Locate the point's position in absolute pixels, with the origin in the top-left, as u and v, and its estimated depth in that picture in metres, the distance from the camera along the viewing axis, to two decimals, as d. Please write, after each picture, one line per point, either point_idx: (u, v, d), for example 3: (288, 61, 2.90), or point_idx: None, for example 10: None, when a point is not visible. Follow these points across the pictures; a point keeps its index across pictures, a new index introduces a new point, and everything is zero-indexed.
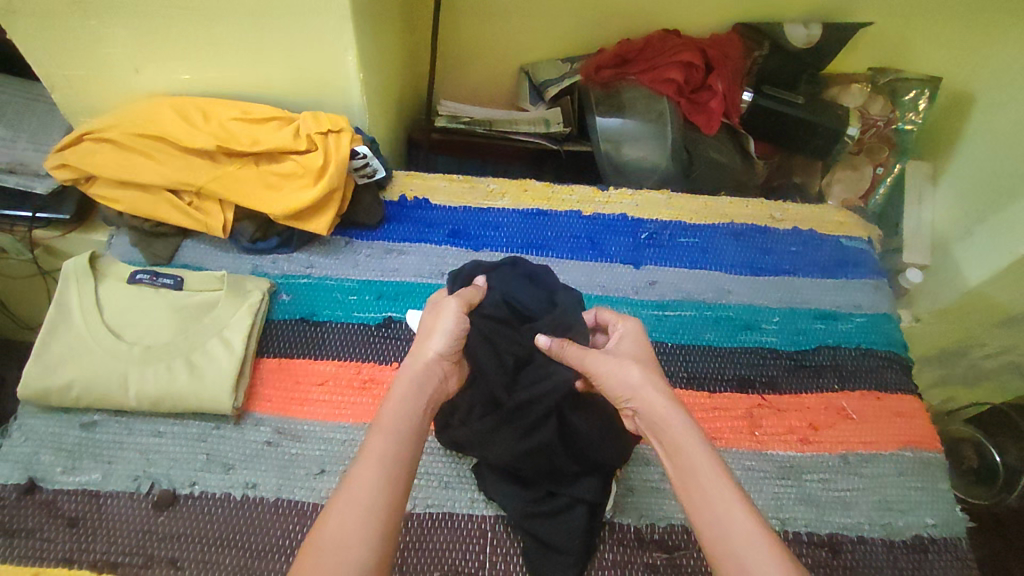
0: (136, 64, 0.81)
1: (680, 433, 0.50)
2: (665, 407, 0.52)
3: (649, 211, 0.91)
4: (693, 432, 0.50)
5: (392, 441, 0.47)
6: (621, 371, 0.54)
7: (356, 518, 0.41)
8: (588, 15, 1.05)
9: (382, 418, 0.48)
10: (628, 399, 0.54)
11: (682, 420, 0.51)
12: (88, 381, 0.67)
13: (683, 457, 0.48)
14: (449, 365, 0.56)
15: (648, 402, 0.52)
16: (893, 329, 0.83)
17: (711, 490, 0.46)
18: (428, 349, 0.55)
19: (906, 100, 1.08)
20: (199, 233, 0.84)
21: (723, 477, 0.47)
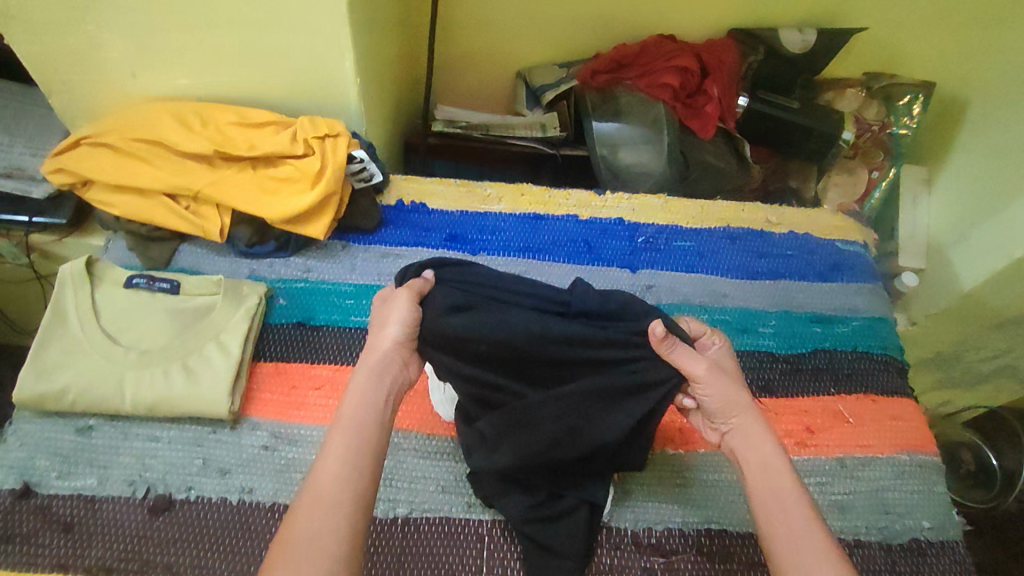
0: (134, 69, 0.81)
1: (770, 457, 0.54)
2: (761, 430, 0.56)
3: (646, 215, 0.91)
4: (782, 457, 0.54)
5: (351, 434, 0.51)
6: (729, 393, 0.56)
7: (324, 507, 0.46)
8: (584, 21, 1.05)
9: (341, 414, 0.52)
10: (729, 416, 0.57)
11: (770, 444, 0.55)
12: (84, 386, 0.67)
13: (774, 476, 0.53)
14: (408, 350, 0.58)
15: (747, 422, 0.56)
16: (888, 332, 0.84)
17: (794, 509, 0.50)
18: (384, 339, 0.56)
19: (900, 105, 1.09)
20: (196, 238, 0.84)
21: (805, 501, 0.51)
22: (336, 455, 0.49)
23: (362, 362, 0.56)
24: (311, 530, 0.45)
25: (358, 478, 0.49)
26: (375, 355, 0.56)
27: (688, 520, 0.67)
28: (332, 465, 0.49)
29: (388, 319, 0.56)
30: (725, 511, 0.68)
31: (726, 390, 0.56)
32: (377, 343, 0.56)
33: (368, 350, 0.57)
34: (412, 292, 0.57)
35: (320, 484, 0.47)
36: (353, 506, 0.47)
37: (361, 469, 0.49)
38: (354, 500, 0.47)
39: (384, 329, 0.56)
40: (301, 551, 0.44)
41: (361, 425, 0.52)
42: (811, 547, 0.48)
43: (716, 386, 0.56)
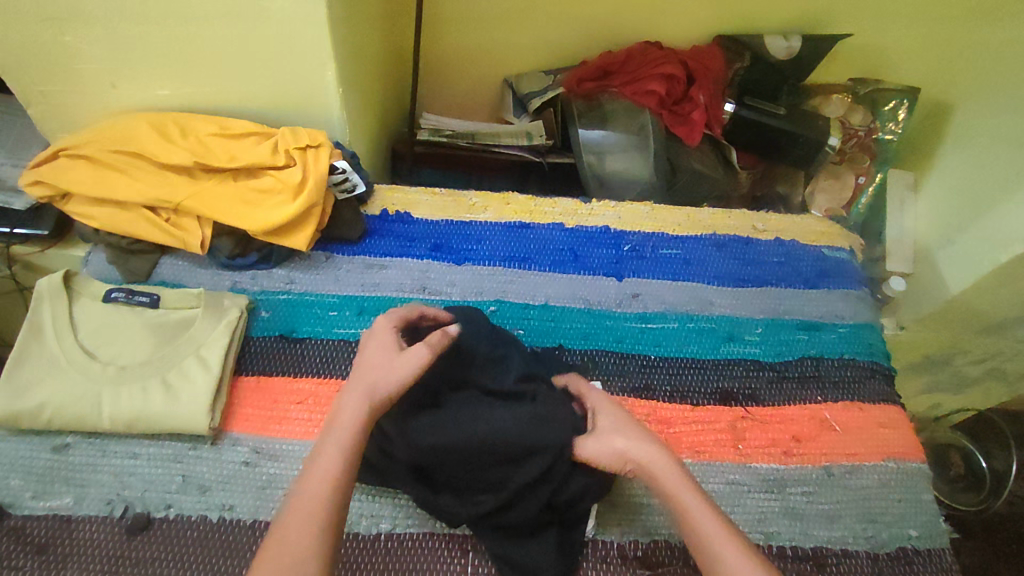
0: (113, 79, 0.80)
1: (678, 486, 0.53)
2: (661, 462, 0.55)
3: (633, 223, 0.91)
4: (682, 481, 0.53)
5: (338, 452, 0.50)
6: (613, 443, 0.57)
7: (302, 525, 0.45)
8: (570, 29, 1.05)
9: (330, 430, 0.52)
10: (625, 466, 0.56)
11: (673, 471, 0.54)
12: (61, 403, 0.65)
13: (687, 509, 0.51)
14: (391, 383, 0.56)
15: (645, 456, 0.55)
16: (874, 339, 0.84)
17: (716, 538, 0.49)
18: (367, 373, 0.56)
19: (885, 110, 1.09)
20: (177, 249, 0.83)
21: (723, 524, 0.50)
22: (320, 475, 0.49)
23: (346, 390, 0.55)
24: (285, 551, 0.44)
25: (341, 498, 0.48)
26: (363, 385, 0.55)
27: (674, 532, 0.66)
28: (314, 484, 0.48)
29: (388, 362, 0.57)
30: None
31: (609, 444, 0.57)
32: (369, 377, 0.55)
33: (353, 383, 0.55)
34: (423, 356, 0.57)
35: (302, 501, 0.47)
36: (332, 527, 0.46)
37: (341, 490, 0.48)
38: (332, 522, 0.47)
39: (381, 368, 0.56)
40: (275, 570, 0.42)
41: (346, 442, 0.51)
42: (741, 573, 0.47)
43: (596, 450, 0.57)
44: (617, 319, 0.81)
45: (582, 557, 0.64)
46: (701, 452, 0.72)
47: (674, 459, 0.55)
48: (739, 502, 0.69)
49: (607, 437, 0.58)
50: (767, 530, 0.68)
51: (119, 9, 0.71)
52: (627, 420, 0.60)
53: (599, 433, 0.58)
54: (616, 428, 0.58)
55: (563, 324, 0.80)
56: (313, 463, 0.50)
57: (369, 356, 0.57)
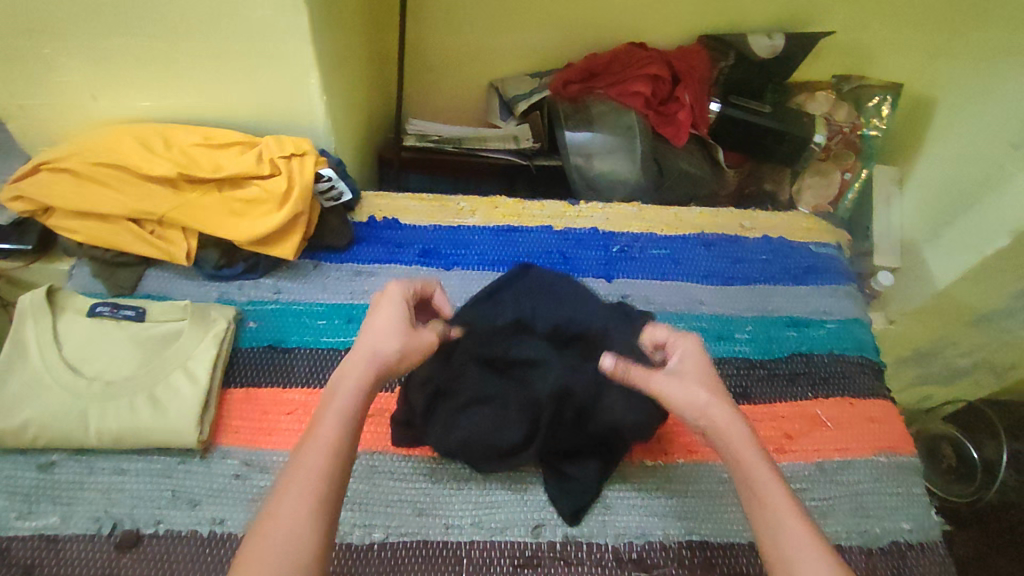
0: (94, 91, 0.79)
1: (750, 458, 0.52)
2: (737, 426, 0.54)
3: (621, 224, 0.91)
4: (755, 448, 0.53)
5: (339, 423, 0.49)
6: (691, 392, 0.55)
7: (300, 504, 0.44)
8: (554, 31, 1.05)
9: (333, 399, 0.50)
10: (697, 418, 0.54)
11: (748, 443, 0.53)
12: (46, 421, 0.65)
13: (757, 483, 0.51)
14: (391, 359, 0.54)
15: (724, 416, 0.54)
16: (863, 334, 0.84)
17: (784, 515, 0.49)
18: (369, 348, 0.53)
19: (869, 107, 1.10)
20: (163, 261, 0.82)
21: (791, 502, 0.50)
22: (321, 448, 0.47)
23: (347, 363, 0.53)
24: (280, 535, 0.43)
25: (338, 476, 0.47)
26: (367, 355, 0.53)
27: (669, 532, 0.66)
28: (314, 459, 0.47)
29: (394, 333, 0.54)
30: (705, 521, 0.67)
31: (691, 393, 0.55)
32: (375, 347, 0.53)
33: (359, 350, 0.53)
34: (431, 341, 0.56)
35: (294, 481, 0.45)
36: (328, 510, 0.45)
37: (341, 464, 0.47)
38: (331, 500, 0.46)
39: (386, 339, 0.54)
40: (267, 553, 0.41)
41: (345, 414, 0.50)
42: (802, 550, 0.47)
43: (673, 389, 0.55)
44: None
45: (575, 557, 0.64)
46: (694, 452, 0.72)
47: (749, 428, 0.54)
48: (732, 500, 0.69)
49: (688, 387, 0.55)
50: None
51: (98, 21, 0.70)
52: (709, 376, 0.57)
53: (682, 377, 0.56)
54: (696, 379, 0.56)
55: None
56: (313, 433, 0.48)
57: (377, 325, 0.55)
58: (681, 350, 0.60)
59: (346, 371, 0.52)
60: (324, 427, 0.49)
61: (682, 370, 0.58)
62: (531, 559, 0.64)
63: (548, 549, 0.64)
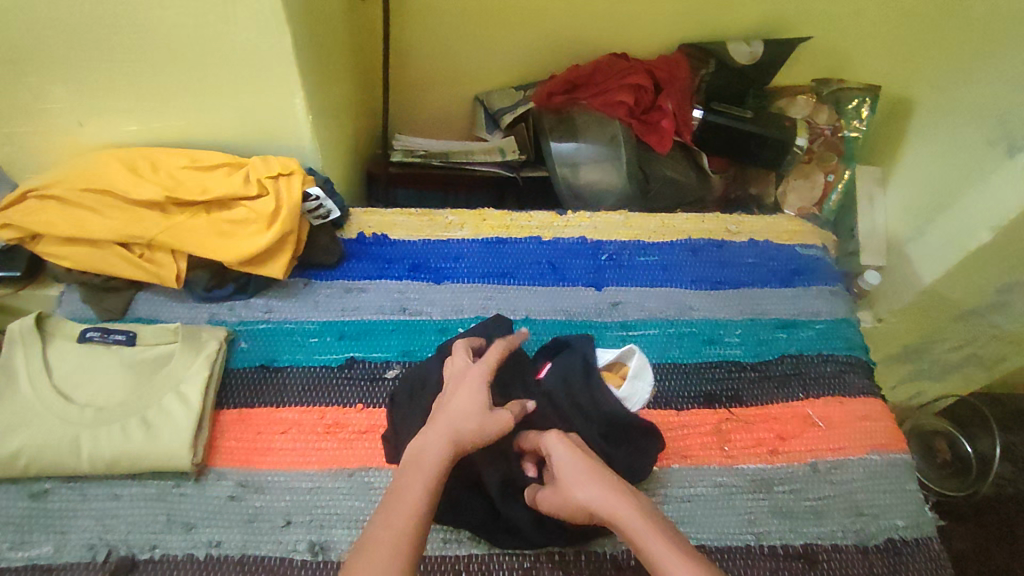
0: (80, 118, 0.80)
1: (640, 534, 0.45)
2: (615, 509, 0.48)
3: (609, 232, 0.92)
4: (638, 525, 0.46)
5: (424, 484, 0.48)
6: (567, 497, 0.51)
7: (382, 553, 0.43)
8: (537, 45, 1.07)
9: (416, 461, 0.50)
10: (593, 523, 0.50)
11: (634, 516, 0.47)
12: (37, 450, 0.64)
13: (651, 561, 0.44)
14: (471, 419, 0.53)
15: (601, 500, 0.49)
16: (852, 333, 0.85)
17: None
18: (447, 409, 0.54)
19: (849, 109, 1.11)
20: (153, 285, 0.82)
21: (689, 563, 0.43)
22: (403, 504, 0.46)
23: (428, 430, 0.53)
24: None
25: (419, 529, 0.45)
26: (445, 423, 0.53)
27: None
28: (394, 516, 0.45)
29: (477, 409, 0.54)
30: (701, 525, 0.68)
31: (572, 503, 0.51)
32: (455, 418, 0.53)
33: (438, 421, 0.53)
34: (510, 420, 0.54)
35: (372, 537, 0.44)
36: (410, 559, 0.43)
37: (420, 521, 0.46)
38: (413, 551, 0.44)
39: (466, 414, 0.53)
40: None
41: (425, 475, 0.48)
42: None
43: (562, 507, 0.52)
44: (598, 329, 0.82)
45: (572, 566, 0.64)
46: (688, 456, 0.73)
47: (639, 501, 0.48)
48: (728, 503, 0.70)
49: (567, 493, 0.51)
50: (757, 531, 0.68)
51: (82, 47, 0.70)
52: (577, 460, 0.53)
53: (557, 488, 0.53)
54: (570, 480, 0.52)
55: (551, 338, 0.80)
56: (397, 490, 0.48)
57: (460, 398, 0.55)
58: (548, 451, 0.56)
59: (427, 438, 0.52)
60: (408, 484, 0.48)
61: (558, 476, 0.54)
62: (530, 570, 0.64)
63: (546, 560, 0.64)
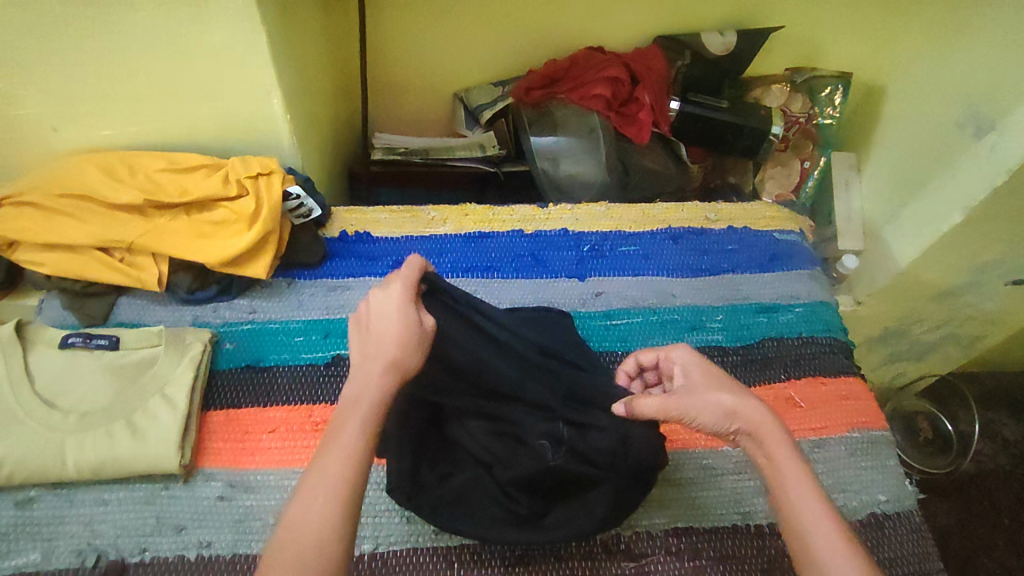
0: (54, 123, 0.79)
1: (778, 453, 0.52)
2: (767, 425, 0.53)
3: (590, 224, 0.92)
4: (789, 448, 0.52)
5: (359, 432, 0.50)
6: (720, 402, 0.55)
7: (321, 507, 0.46)
8: (513, 40, 1.07)
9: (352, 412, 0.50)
10: (733, 425, 0.54)
11: (778, 435, 0.53)
12: (22, 456, 0.64)
13: (790, 478, 0.50)
14: (394, 350, 0.53)
15: (754, 415, 0.54)
16: (831, 315, 0.87)
17: (812, 514, 0.49)
18: (377, 346, 0.54)
19: (822, 96, 1.13)
20: (134, 289, 0.82)
21: (815, 488, 0.50)
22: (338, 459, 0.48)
23: (361, 367, 0.53)
24: (307, 537, 0.44)
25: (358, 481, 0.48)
26: (379, 361, 0.53)
27: (655, 522, 0.68)
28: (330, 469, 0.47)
29: (404, 340, 0.54)
30: (690, 508, 0.69)
31: (714, 407, 0.55)
32: (386, 354, 0.53)
33: (373, 355, 0.53)
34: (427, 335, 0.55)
35: (310, 492, 0.46)
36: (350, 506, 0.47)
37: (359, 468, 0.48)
38: (351, 497, 0.47)
39: (393, 345, 0.53)
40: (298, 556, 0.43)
41: (361, 421, 0.50)
42: (829, 530, 0.47)
43: (697, 408, 0.55)
44: (581, 318, 0.83)
45: (564, 550, 0.65)
46: (675, 440, 0.74)
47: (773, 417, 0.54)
48: (714, 485, 0.71)
49: (714, 397, 0.55)
50: (744, 510, 0.69)
51: (51, 51, 0.70)
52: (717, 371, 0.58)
53: (705, 388, 0.56)
54: (725, 389, 0.56)
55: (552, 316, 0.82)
56: (335, 444, 0.49)
57: (384, 329, 0.54)
58: (681, 363, 0.60)
59: (359, 380, 0.52)
60: (343, 436, 0.49)
61: (700, 383, 0.57)
62: (521, 558, 0.64)
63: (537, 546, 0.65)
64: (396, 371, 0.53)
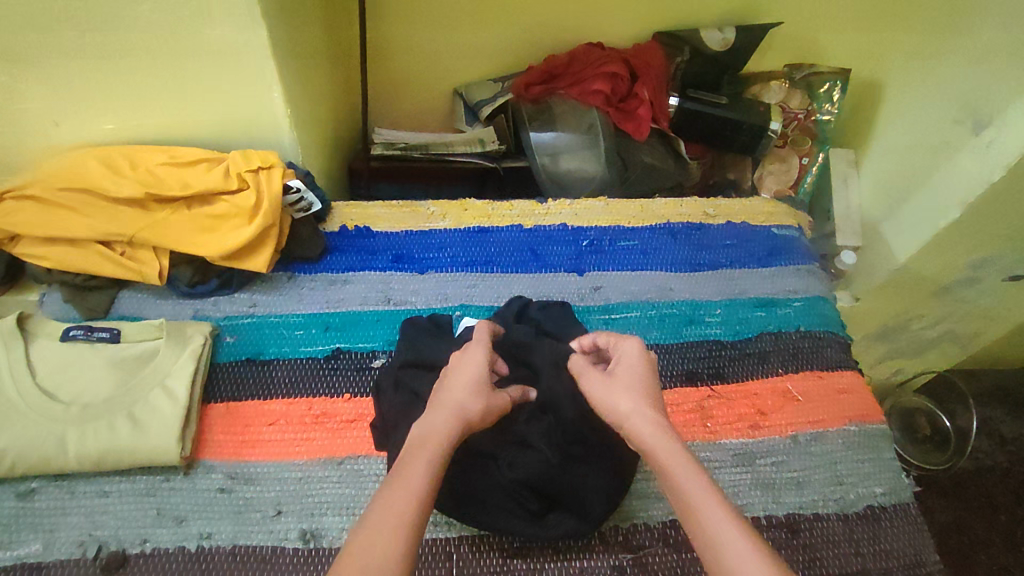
0: (55, 117, 0.79)
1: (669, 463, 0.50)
2: (653, 429, 0.52)
3: (589, 219, 0.93)
4: (676, 449, 0.50)
5: (426, 472, 0.48)
6: (614, 398, 0.56)
7: (387, 538, 0.43)
8: (513, 36, 1.08)
9: (418, 447, 0.50)
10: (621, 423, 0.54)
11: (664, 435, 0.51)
12: (24, 448, 0.64)
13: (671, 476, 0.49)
14: (473, 403, 0.55)
15: (638, 416, 0.53)
16: (828, 310, 0.87)
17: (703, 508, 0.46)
18: (456, 395, 0.55)
19: (820, 92, 1.13)
20: (135, 282, 0.82)
21: (712, 488, 0.48)
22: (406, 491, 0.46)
23: (433, 411, 0.53)
24: (374, 568, 0.41)
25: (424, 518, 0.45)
26: (454, 407, 0.54)
27: (652, 514, 0.68)
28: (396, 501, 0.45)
29: (479, 393, 0.56)
30: None
31: (609, 403, 0.56)
32: (461, 401, 0.54)
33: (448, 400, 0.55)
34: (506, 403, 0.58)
35: (377, 519, 0.44)
36: (417, 543, 0.44)
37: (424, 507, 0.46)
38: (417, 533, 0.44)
39: (470, 397, 0.55)
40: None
41: (430, 459, 0.49)
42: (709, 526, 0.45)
43: (601, 399, 0.57)
44: (580, 313, 0.84)
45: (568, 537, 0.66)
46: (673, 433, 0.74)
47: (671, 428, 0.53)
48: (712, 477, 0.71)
49: (610, 395, 0.56)
50: (741, 502, 0.70)
51: (52, 44, 0.70)
52: (626, 373, 0.58)
53: (611, 383, 0.57)
54: (631, 386, 0.56)
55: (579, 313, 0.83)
56: (401, 476, 0.47)
57: (464, 381, 0.57)
58: (620, 353, 0.61)
59: (432, 420, 0.52)
60: (409, 473, 0.48)
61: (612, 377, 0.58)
62: (520, 550, 0.65)
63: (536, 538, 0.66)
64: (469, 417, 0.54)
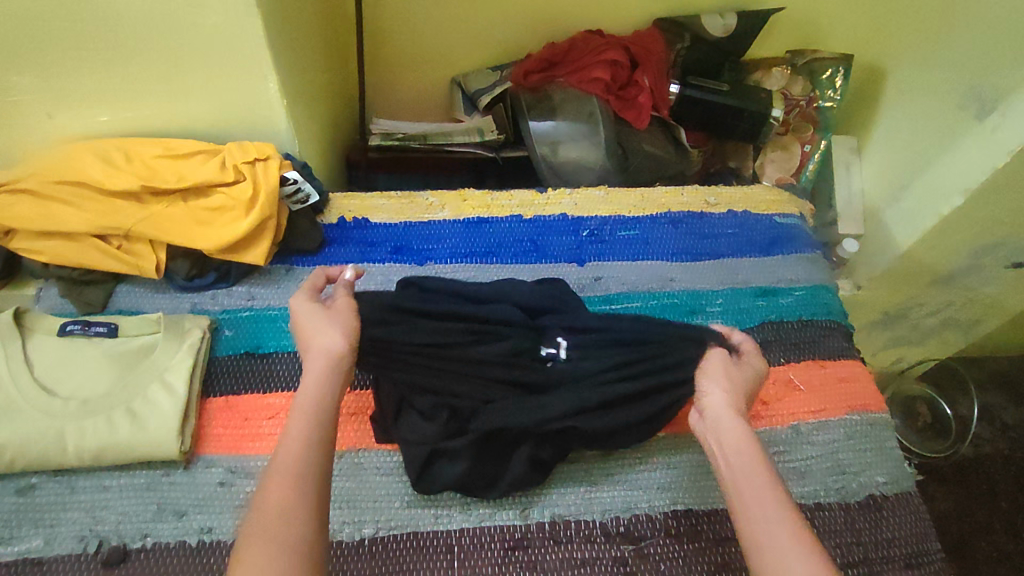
0: (48, 109, 0.78)
1: (748, 455, 0.52)
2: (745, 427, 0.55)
3: (589, 208, 0.92)
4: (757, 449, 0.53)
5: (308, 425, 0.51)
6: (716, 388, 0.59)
7: (283, 492, 0.46)
8: (512, 23, 1.06)
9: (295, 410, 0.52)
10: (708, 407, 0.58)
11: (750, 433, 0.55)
12: (22, 443, 0.64)
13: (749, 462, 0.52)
14: (323, 342, 0.56)
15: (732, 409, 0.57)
16: (831, 299, 0.86)
17: (764, 497, 0.49)
18: (310, 347, 0.56)
19: (823, 79, 1.11)
20: (132, 276, 0.81)
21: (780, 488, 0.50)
22: (293, 446, 0.50)
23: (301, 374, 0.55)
24: (270, 520, 0.45)
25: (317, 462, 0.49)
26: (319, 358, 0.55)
27: (654, 504, 0.68)
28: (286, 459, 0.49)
29: (325, 332, 0.57)
30: (689, 491, 0.69)
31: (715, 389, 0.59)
32: (317, 350, 0.56)
33: (308, 354, 0.56)
34: (350, 310, 0.60)
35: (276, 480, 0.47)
36: (316, 489, 0.48)
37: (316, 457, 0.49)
38: (314, 482, 0.48)
39: (322, 340, 0.57)
40: (262, 525, 0.44)
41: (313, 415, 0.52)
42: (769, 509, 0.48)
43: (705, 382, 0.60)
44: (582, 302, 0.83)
45: (589, 490, 0.68)
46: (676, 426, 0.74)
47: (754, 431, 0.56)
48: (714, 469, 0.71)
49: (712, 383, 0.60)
50: None
51: (46, 35, 0.69)
52: (740, 385, 0.60)
53: (719, 375, 0.60)
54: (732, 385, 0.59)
55: (593, 306, 0.83)
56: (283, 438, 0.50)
57: (307, 334, 0.58)
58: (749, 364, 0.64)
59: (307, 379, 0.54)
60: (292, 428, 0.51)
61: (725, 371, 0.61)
62: (521, 542, 0.65)
63: (537, 530, 0.65)
64: (335, 356, 0.56)
